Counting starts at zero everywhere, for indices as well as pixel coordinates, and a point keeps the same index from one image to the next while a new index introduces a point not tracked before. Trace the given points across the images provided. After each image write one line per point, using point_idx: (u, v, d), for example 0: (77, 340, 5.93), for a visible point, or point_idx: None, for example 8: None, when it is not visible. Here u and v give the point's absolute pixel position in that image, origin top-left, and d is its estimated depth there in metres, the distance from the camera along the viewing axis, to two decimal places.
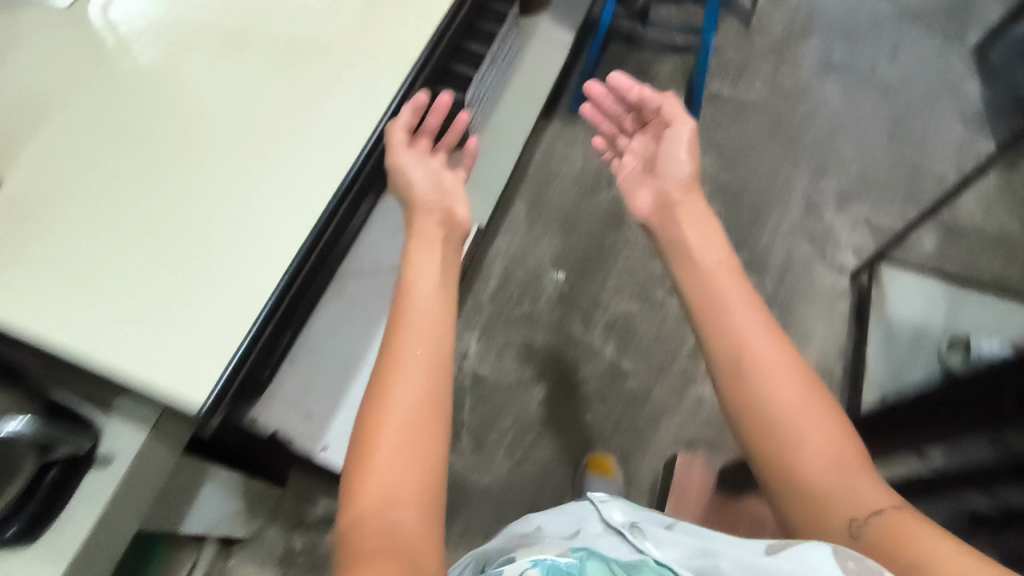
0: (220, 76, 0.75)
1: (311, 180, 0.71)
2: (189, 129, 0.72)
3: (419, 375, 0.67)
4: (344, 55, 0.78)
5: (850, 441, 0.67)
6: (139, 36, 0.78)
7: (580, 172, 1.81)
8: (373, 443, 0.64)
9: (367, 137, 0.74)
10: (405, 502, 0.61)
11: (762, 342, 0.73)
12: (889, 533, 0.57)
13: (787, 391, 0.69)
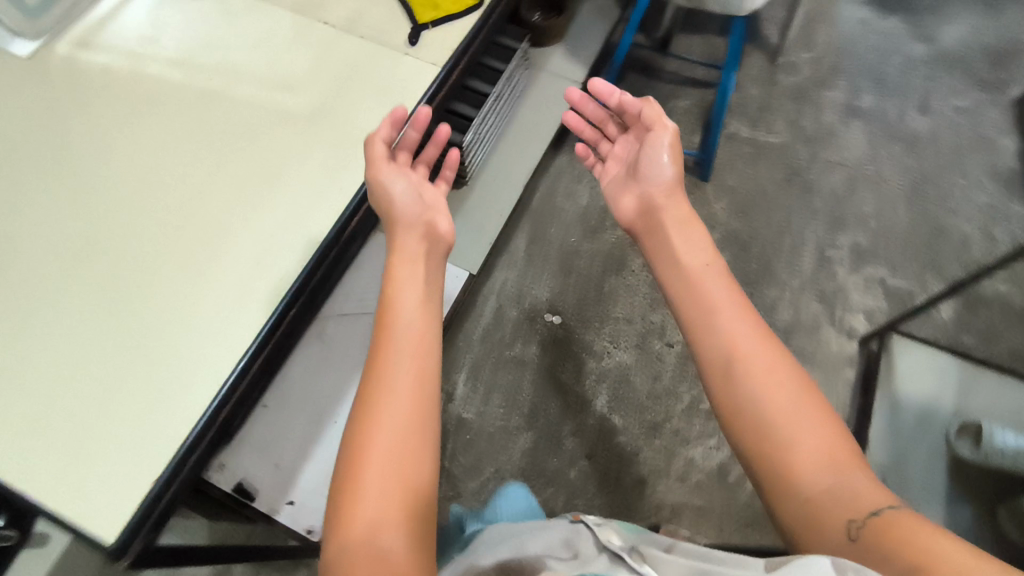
0: (181, 153, 0.73)
1: (260, 283, 0.69)
2: (143, 213, 0.70)
3: (407, 363, 0.65)
4: (314, 135, 0.75)
5: (850, 452, 0.64)
6: (98, 102, 0.74)
7: (586, 210, 1.74)
8: (362, 441, 0.60)
9: (325, 234, 0.71)
10: (386, 510, 0.57)
11: (751, 348, 0.71)
12: (891, 537, 0.53)
13: (777, 396, 0.67)
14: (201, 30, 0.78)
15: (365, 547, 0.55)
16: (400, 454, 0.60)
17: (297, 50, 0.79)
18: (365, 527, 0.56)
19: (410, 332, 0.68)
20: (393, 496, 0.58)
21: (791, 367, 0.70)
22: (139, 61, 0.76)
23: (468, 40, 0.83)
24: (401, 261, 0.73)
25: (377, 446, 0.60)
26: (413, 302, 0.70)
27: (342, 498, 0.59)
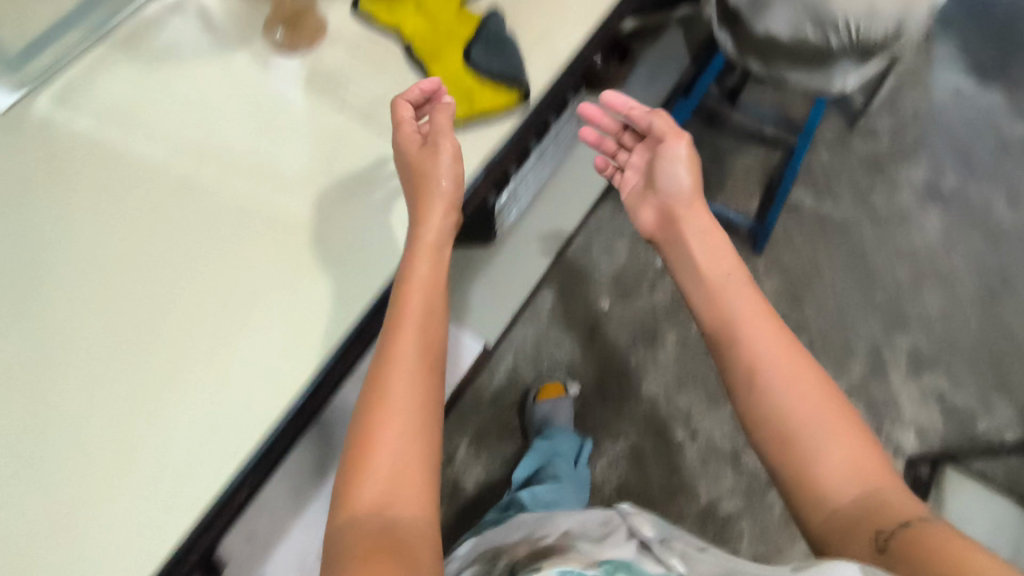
0: (150, 261, 0.63)
1: (222, 432, 0.58)
2: (94, 332, 0.60)
3: (411, 344, 0.60)
4: (306, 255, 0.64)
5: (879, 467, 0.60)
6: (73, 177, 0.64)
7: (622, 269, 1.61)
8: (371, 426, 0.56)
9: (307, 376, 0.60)
10: (400, 479, 0.54)
11: (780, 364, 0.65)
12: (917, 543, 0.50)
13: (805, 411, 0.62)
14: (200, 102, 0.67)
15: (376, 518, 0.52)
16: (410, 425, 0.57)
17: (306, 138, 0.67)
18: (378, 498, 0.53)
19: (414, 300, 0.62)
20: (405, 472, 0.55)
21: (812, 373, 0.65)
22: (125, 134, 0.66)
23: (505, 146, 0.69)
24: (422, 233, 0.63)
25: (387, 417, 0.57)
26: (422, 273, 0.63)
27: (351, 473, 0.55)
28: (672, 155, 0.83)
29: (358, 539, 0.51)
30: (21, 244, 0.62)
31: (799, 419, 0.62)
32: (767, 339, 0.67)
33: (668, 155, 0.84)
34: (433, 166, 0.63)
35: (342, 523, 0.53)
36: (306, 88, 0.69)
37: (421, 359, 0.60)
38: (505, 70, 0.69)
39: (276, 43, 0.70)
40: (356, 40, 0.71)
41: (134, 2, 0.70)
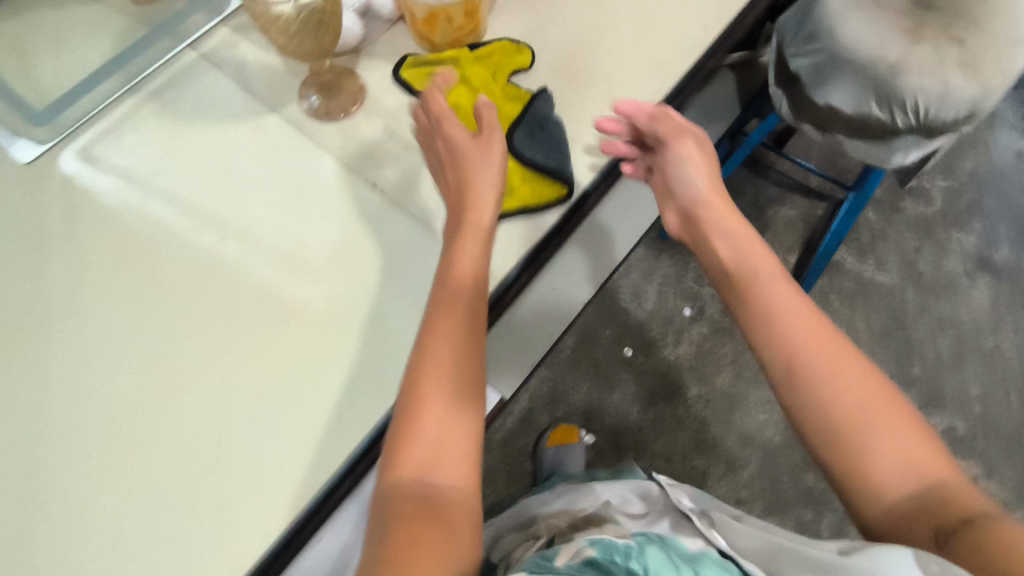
0: (158, 344, 0.58)
1: (219, 543, 0.52)
2: (87, 422, 0.55)
3: (457, 312, 0.55)
4: (320, 351, 0.58)
5: (940, 456, 0.49)
6: (93, 239, 0.62)
7: (648, 317, 1.56)
8: (421, 389, 0.52)
9: (319, 486, 0.54)
10: (441, 447, 0.51)
11: (805, 337, 0.54)
12: (985, 538, 0.42)
13: (856, 397, 0.51)
14: (226, 170, 0.64)
15: (417, 487, 0.49)
16: (443, 395, 0.52)
17: (336, 214, 0.62)
18: (418, 461, 0.50)
19: (462, 258, 0.57)
20: (453, 450, 0.51)
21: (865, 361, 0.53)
22: (146, 197, 0.63)
23: (539, 245, 0.62)
24: (472, 213, 0.58)
25: (433, 389, 0.52)
26: (471, 242, 0.57)
27: (393, 440, 0.51)
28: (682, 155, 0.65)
29: (404, 510, 0.48)
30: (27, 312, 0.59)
31: (854, 395, 0.51)
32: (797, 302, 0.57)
33: (683, 163, 0.65)
34: (478, 171, 0.59)
35: (388, 487, 0.49)
36: (337, 160, 0.64)
37: (470, 330, 0.55)
38: (548, 161, 0.63)
39: (311, 109, 0.66)
40: (394, 109, 0.66)
41: (170, 54, 0.68)
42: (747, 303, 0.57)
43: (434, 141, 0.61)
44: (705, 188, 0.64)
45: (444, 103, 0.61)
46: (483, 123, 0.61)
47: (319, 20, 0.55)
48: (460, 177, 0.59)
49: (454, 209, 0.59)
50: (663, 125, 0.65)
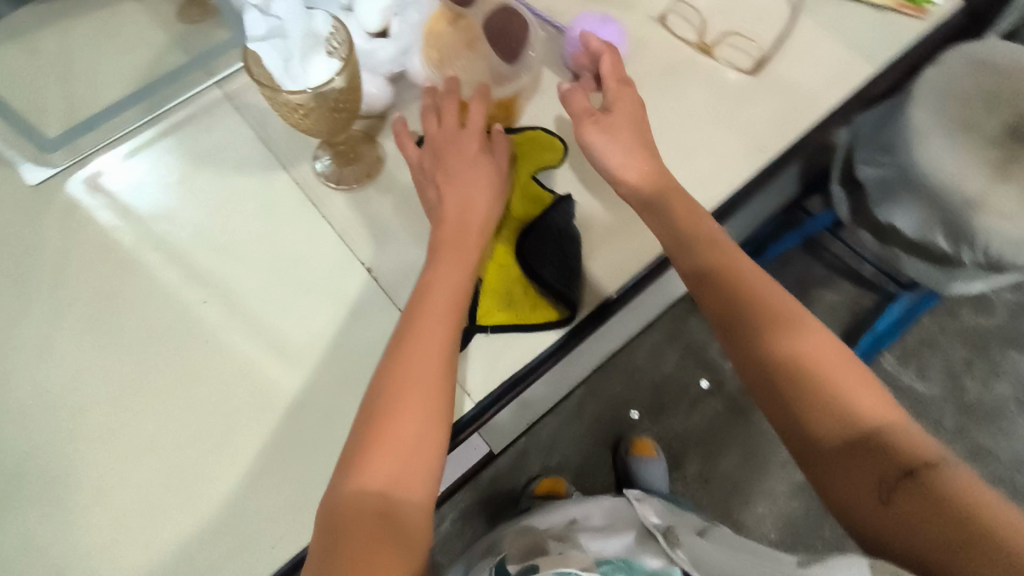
0: (124, 407, 0.56)
1: None
2: (37, 479, 0.53)
3: (438, 317, 0.51)
4: (284, 445, 0.56)
5: (881, 400, 0.47)
6: (78, 270, 0.60)
7: (664, 380, 1.39)
8: (392, 406, 0.48)
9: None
10: (412, 453, 0.47)
11: (735, 309, 0.52)
12: (932, 496, 0.41)
13: (790, 360, 0.48)
14: (225, 226, 0.62)
15: (379, 498, 0.45)
16: (420, 399, 0.48)
17: (326, 295, 0.60)
18: (388, 471, 0.46)
19: (437, 297, 0.52)
20: (421, 459, 0.47)
21: (801, 318, 0.50)
22: (140, 241, 0.61)
23: (528, 370, 0.58)
24: (456, 227, 0.56)
25: (405, 387, 0.48)
26: (453, 278, 0.53)
27: (357, 445, 0.47)
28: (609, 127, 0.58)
29: (358, 524, 0.44)
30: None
31: (789, 352, 0.49)
32: (724, 261, 0.54)
33: (589, 147, 0.59)
34: (470, 190, 0.57)
35: (350, 494, 0.45)
36: (341, 235, 0.62)
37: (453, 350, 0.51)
38: (557, 282, 0.58)
39: (322, 173, 0.63)
40: (408, 188, 0.63)
41: (195, 89, 0.67)
42: (687, 256, 0.55)
43: (450, 149, 0.58)
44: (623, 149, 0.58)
45: (474, 116, 0.59)
46: (498, 150, 0.60)
47: (332, 106, 0.51)
48: (458, 241, 0.55)
49: (449, 243, 0.55)
50: (575, 101, 0.60)
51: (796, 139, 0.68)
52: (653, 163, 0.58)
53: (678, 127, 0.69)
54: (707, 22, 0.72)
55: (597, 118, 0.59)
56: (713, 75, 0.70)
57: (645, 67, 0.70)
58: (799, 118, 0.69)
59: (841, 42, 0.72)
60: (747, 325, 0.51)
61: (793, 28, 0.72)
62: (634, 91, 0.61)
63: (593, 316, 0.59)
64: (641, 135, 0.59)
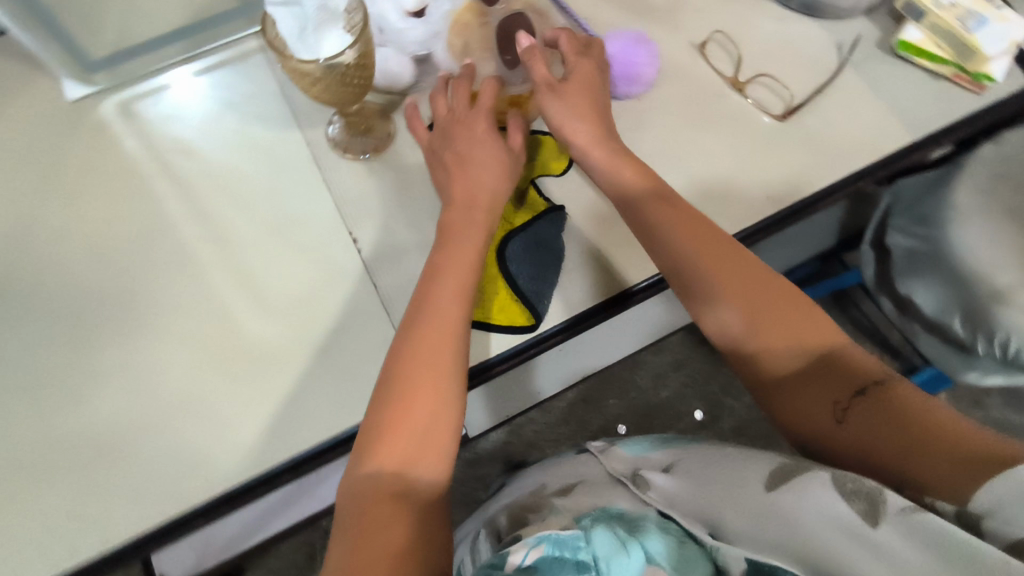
0: (101, 321, 0.60)
1: (82, 519, 0.54)
2: (13, 372, 0.58)
3: (453, 296, 0.52)
4: (235, 388, 0.58)
5: (830, 328, 0.51)
6: (96, 184, 0.64)
7: (659, 404, 1.35)
8: (404, 396, 0.48)
9: (188, 507, 0.54)
10: (426, 437, 0.48)
11: (698, 250, 0.54)
12: (886, 410, 0.45)
13: (745, 304, 0.52)
14: (231, 171, 0.65)
15: (395, 479, 0.47)
16: (428, 383, 0.49)
17: (313, 252, 0.63)
18: (402, 452, 0.47)
19: (449, 282, 0.53)
20: (434, 437, 0.48)
21: (753, 259, 0.55)
22: (152, 170, 0.65)
23: (486, 366, 0.59)
24: (467, 210, 0.57)
25: (415, 375, 0.49)
26: (455, 257, 0.54)
27: (368, 429, 0.48)
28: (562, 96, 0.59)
29: (374, 506, 0.45)
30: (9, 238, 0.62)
31: (738, 306, 0.52)
32: (685, 206, 0.57)
33: (543, 112, 0.61)
34: (483, 174, 0.57)
35: (371, 478, 0.46)
36: (336, 201, 0.64)
37: (463, 337, 0.52)
38: (528, 287, 0.60)
39: (332, 138, 0.66)
40: (409, 170, 0.65)
41: (236, 39, 0.71)
42: (641, 218, 0.57)
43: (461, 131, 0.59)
44: (573, 116, 0.59)
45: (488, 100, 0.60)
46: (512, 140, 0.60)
47: (343, 80, 0.53)
48: (462, 226, 0.56)
49: (457, 226, 0.56)
50: (534, 65, 0.60)
51: (812, 194, 0.65)
52: (606, 133, 0.60)
53: (692, 158, 0.67)
54: (747, 59, 0.71)
55: (556, 86, 0.60)
56: (741, 113, 0.69)
57: (674, 92, 0.69)
58: (819, 173, 0.66)
59: (882, 103, 0.69)
60: (700, 284, 0.54)
61: (835, 80, 0.70)
62: (592, 62, 0.62)
63: (608, 306, 0.61)
64: (597, 104, 0.61)
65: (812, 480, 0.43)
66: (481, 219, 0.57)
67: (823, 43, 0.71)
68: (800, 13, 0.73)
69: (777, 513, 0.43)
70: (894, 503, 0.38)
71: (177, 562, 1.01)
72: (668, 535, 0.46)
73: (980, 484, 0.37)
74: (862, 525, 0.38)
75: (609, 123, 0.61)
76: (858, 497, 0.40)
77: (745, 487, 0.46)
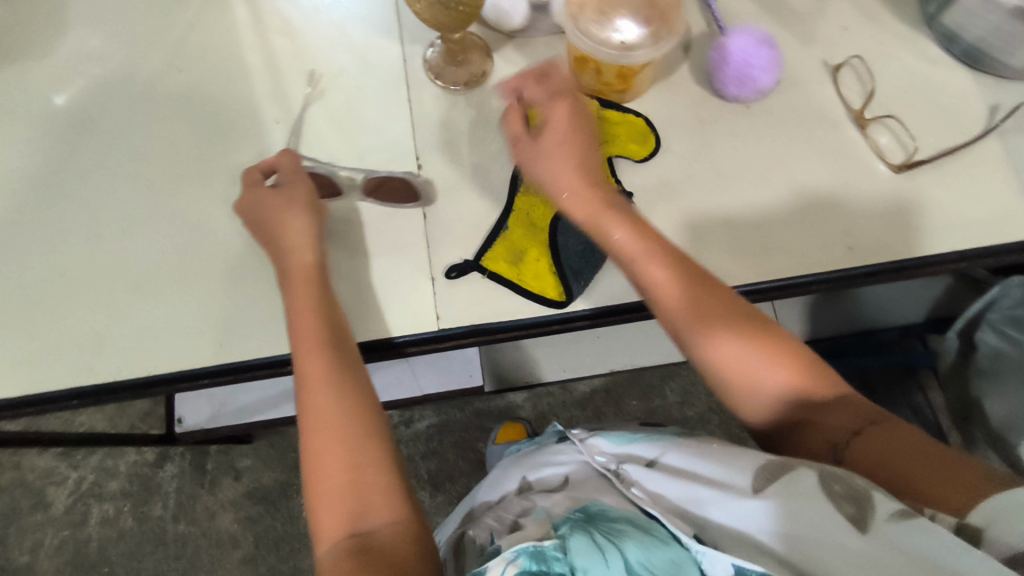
0: (177, 177, 0.64)
1: (109, 343, 0.58)
2: (91, 195, 0.63)
3: (315, 342, 0.51)
4: (259, 268, 0.60)
5: (821, 373, 0.47)
6: (205, 47, 0.68)
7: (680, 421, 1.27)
8: (315, 463, 0.46)
9: (200, 367, 0.58)
10: (355, 479, 0.45)
11: (696, 315, 0.48)
12: (886, 444, 0.42)
13: (753, 381, 0.46)
14: (321, 65, 0.66)
15: (353, 538, 0.42)
16: (337, 435, 0.46)
17: (375, 163, 0.63)
18: (344, 510, 0.43)
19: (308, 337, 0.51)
20: (370, 479, 0.45)
21: (745, 307, 0.49)
22: (252, 45, 0.67)
23: (514, 327, 0.58)
24: (297, 258, 0.55)
25: (315, 430, 0.47)
26: (311, 305, 0.53)
27: (312, 514, 0.45)
28: (537, 155, 0.56)
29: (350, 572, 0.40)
30: (118, 77, 0.67)
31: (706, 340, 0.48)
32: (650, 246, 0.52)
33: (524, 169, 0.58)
34: (298, 239, 0.56)
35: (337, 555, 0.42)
36: (410, 122, 0.64)
37: (337, 371, 0.50)
38: (570, 263, 0.59)
39: (428, 61, 0.66)
40: (489, 113, 0.64)
41: None
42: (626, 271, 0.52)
43: (260, 209, 0.57)
44: (556, 167, 0.55)
45: (293, 166, 0.59)
46: (292, 189, 0.58)
47: (444, 3, 0.54)
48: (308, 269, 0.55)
49: (296, 281, 0.54)
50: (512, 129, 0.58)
51: (900, 261, 0.59)
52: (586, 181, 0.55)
53: (783, 183, 0.62)
54: (882, 95, 0.64)
55: (525, 143, 0.57)
56: (854, 152, 0.63)
57: (787, 109, 0.64)
58: (918, 238, 0.60)
59: (1017, 184, 0.61)
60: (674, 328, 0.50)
61: (973, 145, 0.62)
62: (566, 99, 0.57)
63: None
64: (568, 135, 0.56)
65: (798, 484, 0.41)
66: (304, 259, 0.55)
67: (975, 103, 0.64)
68: (961, 62, 0.65)
69: (744, 523, 0.42)
70: (883, 509, 0.37)
71: (195, 411, 1.10)
72: (650, 537, 0.41)
73: (980, 499, 0.36)
74: (850, 531, 0.37)
75: (589, 139, 0.57)
76: (846, 501, 0.38)
77: (722, 489, 0.44)
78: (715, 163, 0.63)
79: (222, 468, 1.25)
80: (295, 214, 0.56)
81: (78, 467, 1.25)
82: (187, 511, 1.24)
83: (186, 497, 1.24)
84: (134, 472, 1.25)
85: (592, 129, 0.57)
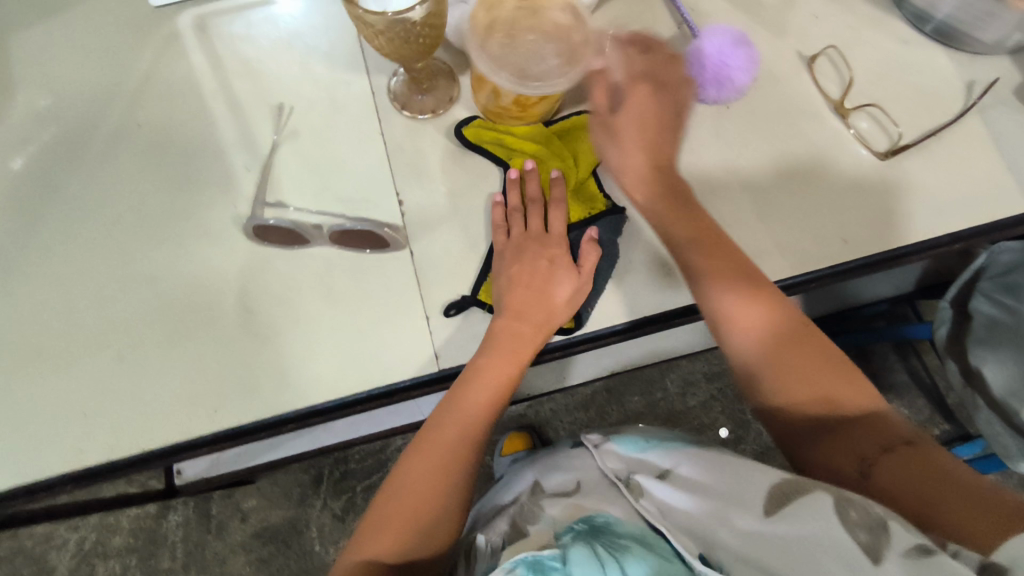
0: (150, 239, 0.61)
1: (97, 419, 0.56)
2: (62, 263, 0.61)
3: (491, 391, 0.51)
4: (245, 325, 0.58)
5: (857, 388, 0.46)
6: (163, 97, 0.65)
7: (683, 412, 1.26)
8: (402, 485, 0.47)
9: (195, 438, 0.56)
10: (421, 516, 0.46)
11: (737, 295, 0.49)
12: (911, 465, 0.41)
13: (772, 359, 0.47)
14: (287, 105, 0.64)
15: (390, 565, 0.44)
16: (440, 455, 0.48)
17: (351, 201, 0.61)
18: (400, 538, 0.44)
19: (490, 375, 0.51)
20: (434, 519, 0.46)
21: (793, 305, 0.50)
22: (215, 92, 0.65)
23: None
24: (536, 313, 0.54)
25: (421, 456, 0.48)
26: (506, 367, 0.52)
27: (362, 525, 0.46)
28: (616, 137, 0.57)
29: None
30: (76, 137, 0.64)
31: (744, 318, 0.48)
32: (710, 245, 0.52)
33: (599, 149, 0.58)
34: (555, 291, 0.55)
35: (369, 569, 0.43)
36: (385, 155, 0.62)
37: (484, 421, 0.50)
38: None
39: (395, 91, 0.64)
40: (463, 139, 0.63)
41: None
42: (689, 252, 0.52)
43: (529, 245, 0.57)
44: (636, 152, 0.56)
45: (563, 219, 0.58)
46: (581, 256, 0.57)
47: (406, 38, 0.51)
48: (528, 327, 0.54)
49: (505, 333, 0.53)
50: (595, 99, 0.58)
51: (895, 249, 0.59)
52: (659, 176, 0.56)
53: (770, 179, 0.61)
54: (861, 82, 0.64)
55: (605, 119, 0.57)
56: (838, 141, 0.62)
57: (767, 104, 0.63)
58: (909, 223, 0.59)
59: (1002, 160, 0.61)
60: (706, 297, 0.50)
61: (955, 125, 0.62)
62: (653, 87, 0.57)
63: (671, 315, 0.58)
64: (649, 121, 0.57)
65: (810, 508, 0.39)
66: (531, 323, 0.54)
67: (951, 81, 0.63)
68: (932, 40, 0.65)
69: (754, 541, 0.40)
70: (898, 544, 0.35)
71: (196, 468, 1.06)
72: (655, 559, 0.39)
73: (1007, 534, 0.35)
74: (863, 560, 0.35)
75: (668, 127, 0.57)
76: (861, 527, 0.37)
77: (735, 507, 0.43)
78: (701, 170, 0.62)
79: (228, 511, 1.22)
80: (551, 274, 0.55)
81: (77, 528, 1.22)
82: (197, 559, 1.21)
83: (194, 545, 1.21)
84: (137, 526, 1.22)
85: (679, 116, 0.58)
